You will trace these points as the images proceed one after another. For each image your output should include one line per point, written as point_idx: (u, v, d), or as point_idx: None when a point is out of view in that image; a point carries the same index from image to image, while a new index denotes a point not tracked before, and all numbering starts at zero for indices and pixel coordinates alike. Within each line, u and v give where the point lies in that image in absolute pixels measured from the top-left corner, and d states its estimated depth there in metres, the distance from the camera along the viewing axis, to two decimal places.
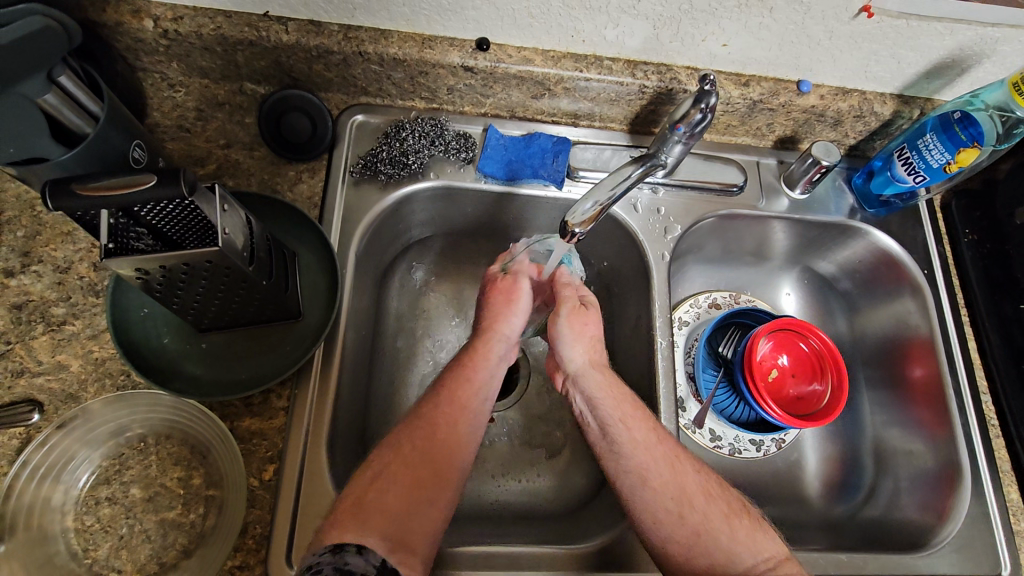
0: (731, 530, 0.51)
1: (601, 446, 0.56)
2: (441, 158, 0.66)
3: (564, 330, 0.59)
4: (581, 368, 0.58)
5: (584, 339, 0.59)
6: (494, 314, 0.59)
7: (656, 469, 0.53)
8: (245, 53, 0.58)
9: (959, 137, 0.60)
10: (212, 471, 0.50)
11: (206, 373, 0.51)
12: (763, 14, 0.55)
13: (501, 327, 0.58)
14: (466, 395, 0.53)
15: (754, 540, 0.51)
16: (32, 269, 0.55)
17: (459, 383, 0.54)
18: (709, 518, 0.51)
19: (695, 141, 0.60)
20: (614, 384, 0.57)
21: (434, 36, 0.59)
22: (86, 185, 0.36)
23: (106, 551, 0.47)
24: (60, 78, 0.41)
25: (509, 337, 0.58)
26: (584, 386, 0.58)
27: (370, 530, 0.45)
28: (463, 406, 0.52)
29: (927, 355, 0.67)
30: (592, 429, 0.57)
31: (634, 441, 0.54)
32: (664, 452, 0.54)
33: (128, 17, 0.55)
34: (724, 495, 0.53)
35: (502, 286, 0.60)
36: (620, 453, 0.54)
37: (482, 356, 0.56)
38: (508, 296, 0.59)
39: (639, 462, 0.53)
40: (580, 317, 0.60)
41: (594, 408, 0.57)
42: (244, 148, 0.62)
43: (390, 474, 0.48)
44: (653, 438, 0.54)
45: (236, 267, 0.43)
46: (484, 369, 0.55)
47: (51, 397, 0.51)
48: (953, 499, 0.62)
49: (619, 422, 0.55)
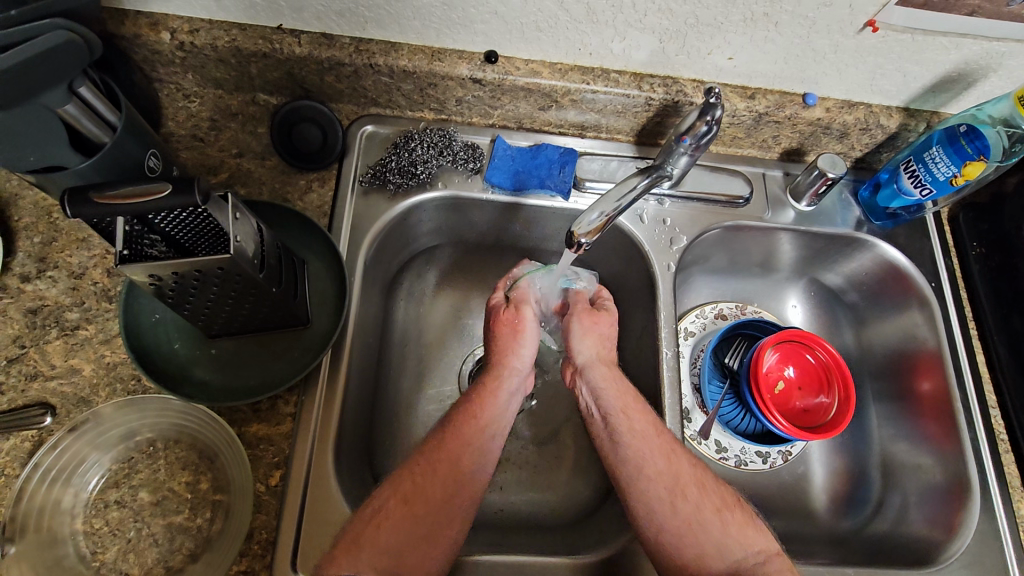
0: (722, 524, 0.52)
1: (603, 435, 0.57)
2: (449, 168, 0.66)
3: (574, 326, 0.62)
4: (589, 361, 0.61)
5: (593, 335, 0.62)
6: (503, 347, 0.60)
7: (651, 459, 0.54)
8: (259, 65, 0.60)
9: (965, 150, 0.59)
10: (219, 476, 0.51)
11: (215, 379, 0.52)
12: (768, 28, 0.56)
13: (511, 359, 0.59)
14: (471, 431, 0.54)
15: (745, 535, 0.52)
16: (48, 274, 0.56)
17: (464, 420, 0.54)
18: (702, 510, 0.52)
19: (701, 153, 0.60)
20: (620, 380, 0.59)
21: (443, 49, 0.60)
22: (103, 194, 0.36)
23: (113, 555, 0.48)
24: (80, 89, 0.42)
25: (519, 370, 0.59)
26: (590, 378, 0.60)
27: (366, 564, 0.46)
28: (467, 442, 0.53)
29: (934, 368, 0.67)
30: (595, 420, 0.58)
31: (633, 431, 0.55)
32: (661, 445, 0.54)
33: (147, 30, 0.56)
34: (718, 489, 0.54)
35: (507, 318, 0.61)
36: (619, 440, 0.55)
37: (489, 393, 0.56)
38: (514, 329, 0.60)
39: (636, 450, 0.54)
40: (590, 316, 0.63)
41: (597, 398, 0.58)
42: (256, 158, 0.63)
43: (387, 511, 0.48)
44: (651, 429, 0.55)
45: (246, 273, 0.44)
46: (490, 407, 0.55)
47: (63, 401, 0.52)
48: (962, 514, 0.61)
49: (620, 412, 0.56)
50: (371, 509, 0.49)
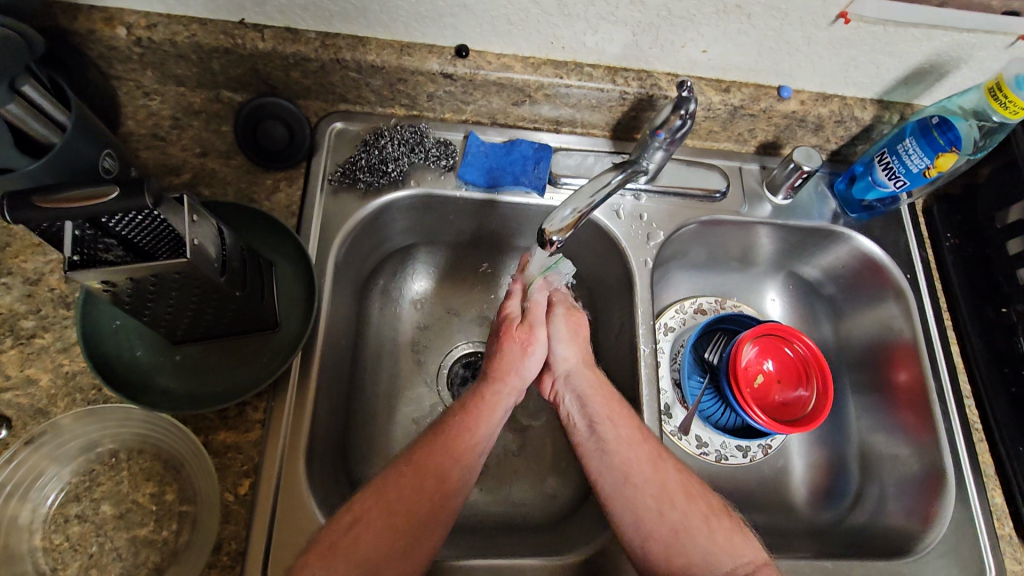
0: (709, 531, 0.51)
1: (588, 444, 0.55)
2: (422, 165, 0.65)
3: (559, 327, 0.61)
4: (572, 367, 0.59)
5: (576, 339, 0.61)
6: (508, 361, 0.58)
7: (639, 467, 0.53)
8: (221, 61, 0.58)
9: (938, 142, 0.59)
10: (186, 486, 0.49)
11: (180, 386, 0.50)
12: (741, 20, 0.55)
13: (514, 376, 0.57)
14: (466, 446, 0.52)
15: (733, 543, 0.51)
16: (1, 281, 0.54)
17: (460, 433, 0.52)
18: (689, 518, 0.51)
19: (676, 147, 0.60)
20: (602, 383, 0.59)
21: (412, 43, 0.59)
22: (47, 198, 0.35)
23: (74, 571, 0.46)
24: (24, 88, 0.41)
25: (517, 387, 0.57)
26: (575, 384, 0.58)
27: (340, 574, 0.45)
28: (458, 458, 0.51)
29: (911, 360, 0.67)
30: (579, 428, 0.57)
31: (620, 438, 0.54)
32: (649, 451, 0.54)
33: (101, 25, 0.54)
34: (704, 495, 0.53)
35: (519, 333, 0.59)
36: (607, 447, 0.54)
37: (488, 409, 0.55)
38: (524, 347, 0.59)
39: (622, 458, 0.53)
40: (573, 318, 0.62)
41: (584, 405, 0.57)
42: (221, 157, 0.61)
43: (370, 517, 0.47)
44: (638, 436, 0.54)
45: (207, 277, 0.42)
46: (489, 422, 0.54)
47: (19, 413, 0.50)
48: (938, 504, 0.61)
49: (606, 418, 0.55)
50: (352, 518, 0.47)
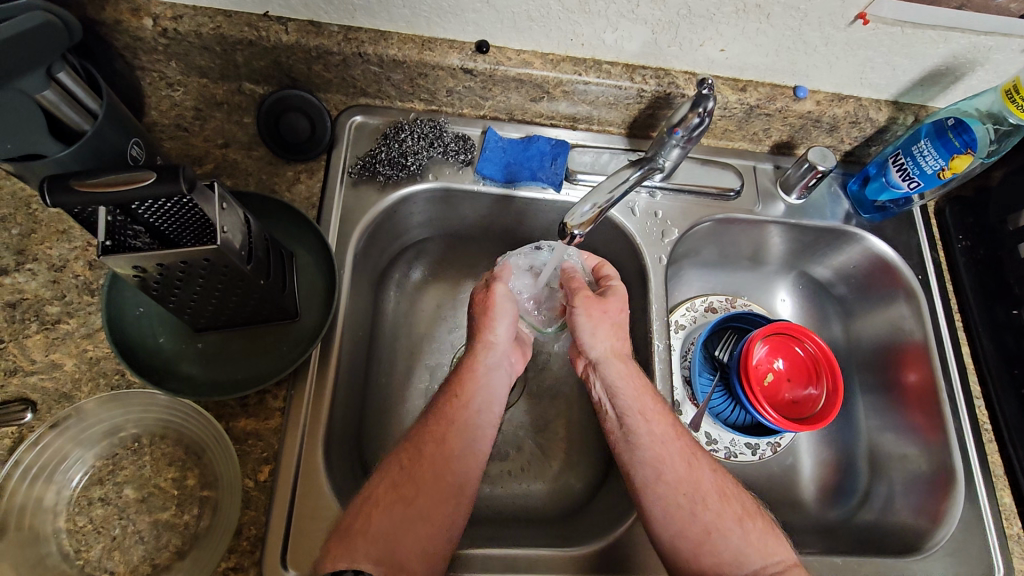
0: (743, 532, 0.52)
1: (617, 434, 0.56)
2: (440, 159, 0.66)
3: (582, 320, 0.57)
4: (603, 356, 0.57)
5: (603, 327, 0.58)
6: (476, 326, 0.58)
7: (672, 465, 0.53)
8: (245, 53, 0.58)
9: (952, 143, 0.60)
10: (207, 472, 0.50)
11: (202, 374, 0.51)
12: (760, 20, 0.56)
13: (483, 338, 0.57)
14: (453, 411, 0.53)
15: (764, 543, 0.52)
16: (27, 267, 0.55)
17: (446, 401, 0.54)
18: (721, 519, 0.52)
19: (693, 145, 0.60)
20: (637, 376, 0.57)
21: (434, 39, 0.60)
22: (84, 181, 0.35)
23: (98, 553, 0.47)
24: (60, 75, 0.41)
25: (494, 346, 0.57)
26: (605, 373, 0.57)
27: (363, 553, 0.45)
28: (451, 421, 0.53)
29: (921, 360, 0.68)
30: (609, 420, 0.57)
31: (651, 434, 0.54)
32: (682, 449, 0.54)
33: (128, 16, 0.55)
34: (737, 496, 0.54)
35: (480, 298, 0.58)
36: (637, 443, 0.54)
37: (466, 371, 0.56)
38: (484, 307, 0.57)
39: (656, 454, 0.54)
40: (597, 305, 0.57)
41: (614, 396, 0.56)
42: (243, 148, 0.62)
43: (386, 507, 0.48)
44: (672, 433, 0.55)
45: (234, 265, 0.43)
46: (469, 384, 0.55)
47: (44, 396, 0.50)
48: (947, 501, 0.62)
49: (639, 415, 0.55)
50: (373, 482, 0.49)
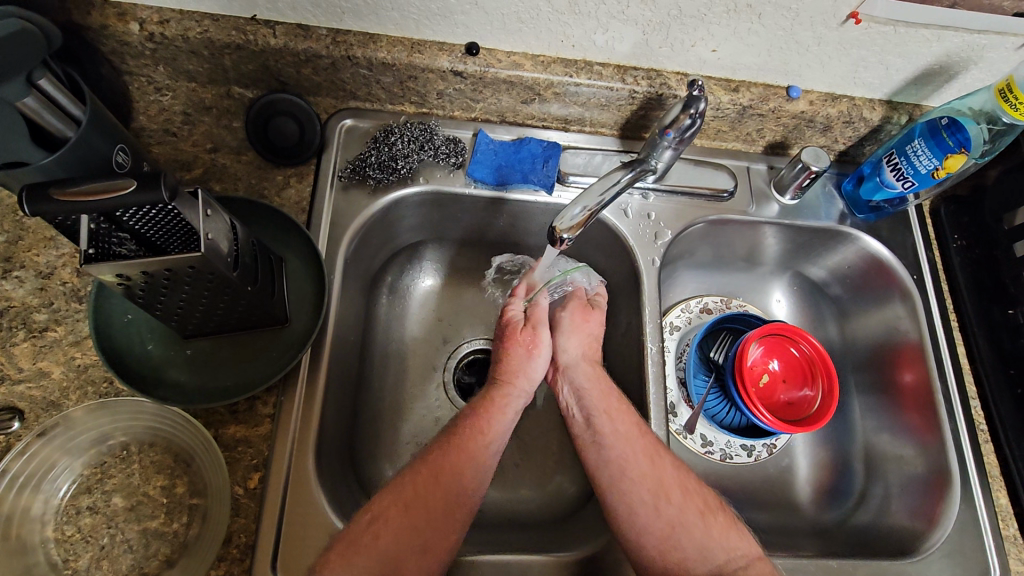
0: (705, 527, 0.51)
1: (584, 436, 0.56)
2: (431, 162, 0.65)
3: (564, 321, 0.62)
4: (573, 360, 0.60)
5: (580, 334, 0.61)
6: (515, 364, 0.59)
7: (636, 463, 0.53)
8: (232, 57, 0.58)
9: (947, 143, 0.60)
10: (196, 479, 0.50)
11: (191, 380, 0.51)
12: (751, 20, 0.55)
13: (520, 378, 0.58)
14: (478, 448, 0.52)
15: (727, 538, 0.51)
16: (14, 275, 0.54)
17: (471, 434, 0.53)
18: (684, 513, 0.51)
19: (685, 146, 0.60)
20: (603, 380, 0.59)
21: (423, 41, 0.59)
22: (64, 191, 0.35)
23: (86, 562, 0.47)
24: (41, 82, 0.41)
25: (525, 389, 0.58)
26: (573, 376, 0.59)
27: (360, 568, 0.45)
28: (473, 458, 0.52)
29: (917, 361, 0.67)
30: (577, 421, 0.57)
31: (615, 433, 0.54)
32: (645, 447, 0.54)
33: (114, 21, 0.54)
34: (701, 492, 0.53)
35: (523, 337, 0.60)
36: (602, 441, 0.54)
37: (497, 408, 0.55)
38: (530, 349, 0.59)
39: (619, 453, 0.53)
40: (581, 313, 0.62)
41: (580, 398, 0.58)
42: (232, 153, 0.62)
43: (378, 518, 0.47)
44: (635, 432, 0.55)
45: (219, 272, 0.43)
46: (499, 423, 0.54)
47: (32, 405, 0.50)
48: (943, 503, 0.62)
49: (604, 413, 0.56)
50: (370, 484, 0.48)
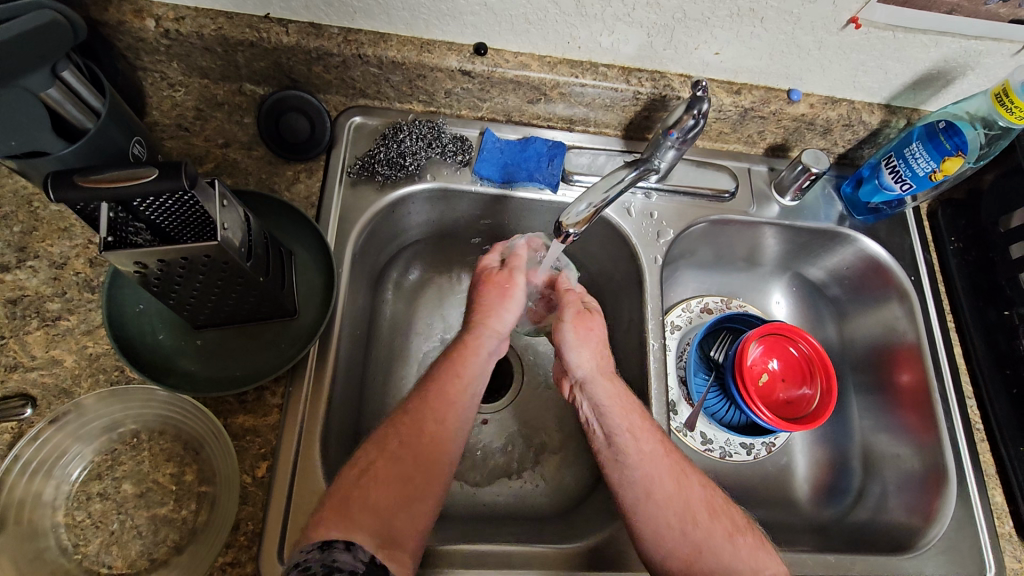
0: (733, 548, 0.51)
1: (606, 454, 0.55)
2: (438, 160, 0.66)
3: (568, 336, 0.60)
4: (589, 374, 0.58)
5: (589, 345, 0.59)
6: (487, 307, 0.58)
7: (661, 483, 0.53)
8: (245, 54, 0.59)
9: (944, 146, 0.61)
10: (205, 467, 0.50)
11: (201, 370, 0.52)
12: (754, 24, 0.56)
13: (492, 320, 0.57)
14: (452, 391, 0.52)
15: (755, 560, 0.51)
16: (27, 264, 0.55)
17: (448, 378, 0.53)
18: (713, 536, 0.51)
19: (688, 147, 0.61)
20: (623, 395, 0.57)
21: (432, 41, 0.60)
22: (88, 177, 0.36)
23: (96, 547, 0.47)
24: (64, 73, 0.42)
25: (499, 332, 0.57)
26: (592, 393, 0.58)
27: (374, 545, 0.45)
28: (450, 402, 0.52)
29: (914, 361, 0.68)
30: (598, 439, 0.56)
31: (640, 453, 0.54)
32: (671, 467, 0.54)
33: (130, 17, 0.55)
34: (728, 513, 0.53)
35: (497, 280, 0.60)
36: (626, 462, 0.54)
37: (471, 351, 0.55)
38: (504, 291, 0.59)
39: (644, 472, 0.53)
40: (583, 323, 0.60)
41: (601, 415, 0.56)
42: (243, 148, 0.63)
43: None
44: (660, 451, 0.54)
45: (233, 262, 0.44)
46: (472, 364, 0.54)
47: (44, 392, 0.51)
48: (939, 500, 0.62)
49: (627, 433, 0.54)
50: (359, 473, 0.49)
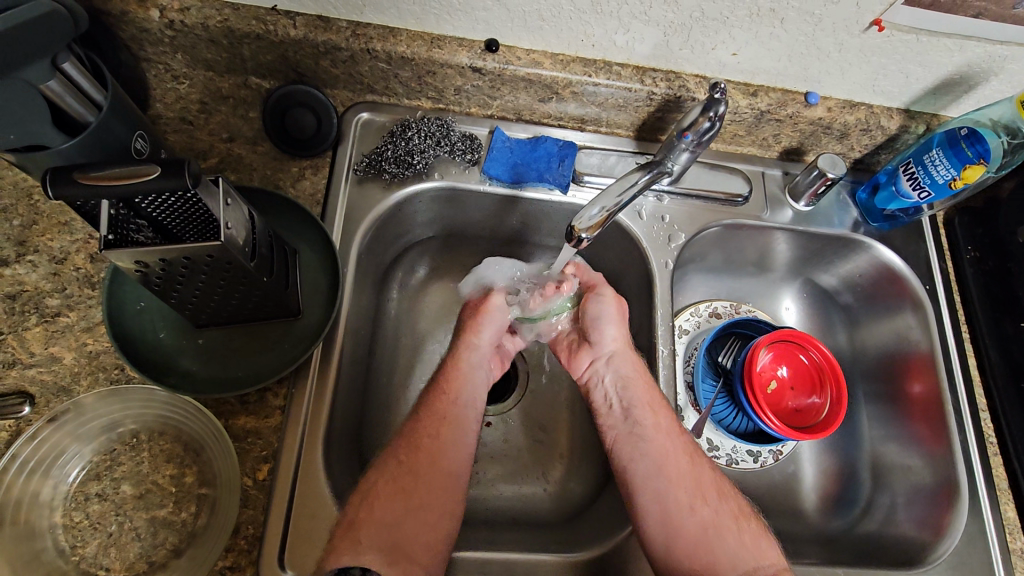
0: (738, 532, 0.52)
1: (622, 427, 0.58)
2: (446, 158, 0.65)
3: (607, 308, 0.62)
4: (618, 349, 0.61)
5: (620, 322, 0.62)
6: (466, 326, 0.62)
7: (673, 459, 0.55)
8: (251, 46, 0.58)
9: (965, 153, 0.59)
10: (205, 469, 0.49)
11: (201, 370, 0.51)
12: (773, 24, 0.55)
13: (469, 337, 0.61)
14: (443, 407, 0.56)
15: (758, 546, 0.52)
16: (27, 259, 0.54)
17: (435, 398, 0.56)
18: (720, 516, 0.53)
19: (702, 150, 0.59)
20: (646, 370, 0.61)
21: (442, 36, 0.59)
22: (87, 174, 0.35)
23: (93, 549, 0.46)
24: (65, 66, 0.41)
25: (477, 347, 0.61)
26: (618, 366, 0.60)
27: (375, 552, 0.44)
28: (443, 416, 0.55)
29: (927, 371, 0.67)
30: (615, 411, 0.59)
31: (658, 426, 0.57)
32: (683, 446, 0.57)
33: (135, 7, 0.54)
34: (735, 497, 0.55)
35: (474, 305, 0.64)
36: (642, 433, 0.56)
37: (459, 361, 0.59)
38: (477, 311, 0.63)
39: (659, 447, 0.56)
40: (621, 302, 0.63)
41: (625, 387, 0.59)
42: (248, 143, 0.61)
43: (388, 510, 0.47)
44: (676, 429, 0.57)
45: (237, 262, 0.42)
46: (457, 378, 0.58)
47: (42, 389, 0.50)
48: (951, 513, 0.61)
49: (647, 406, 0.58)
50: None
